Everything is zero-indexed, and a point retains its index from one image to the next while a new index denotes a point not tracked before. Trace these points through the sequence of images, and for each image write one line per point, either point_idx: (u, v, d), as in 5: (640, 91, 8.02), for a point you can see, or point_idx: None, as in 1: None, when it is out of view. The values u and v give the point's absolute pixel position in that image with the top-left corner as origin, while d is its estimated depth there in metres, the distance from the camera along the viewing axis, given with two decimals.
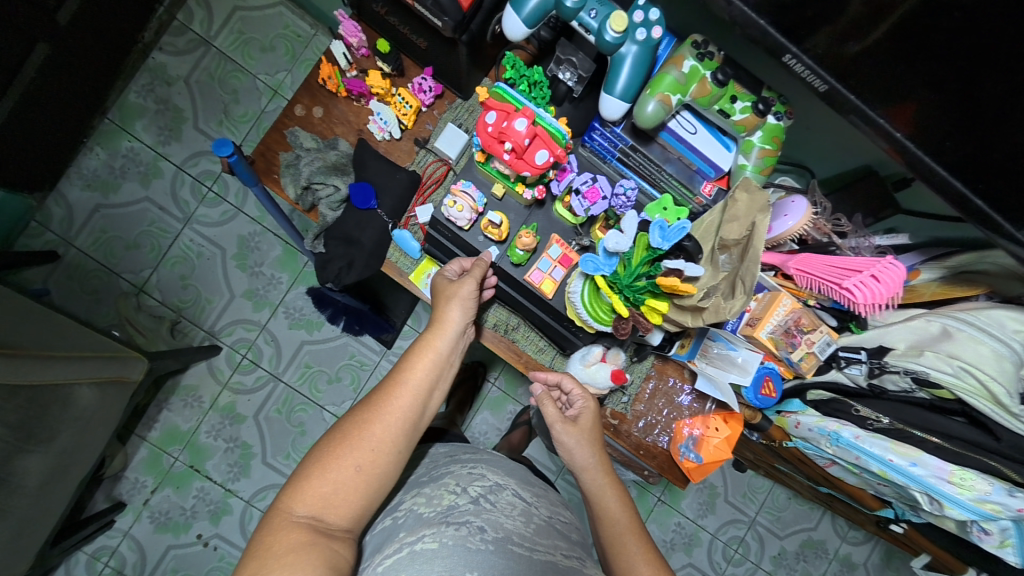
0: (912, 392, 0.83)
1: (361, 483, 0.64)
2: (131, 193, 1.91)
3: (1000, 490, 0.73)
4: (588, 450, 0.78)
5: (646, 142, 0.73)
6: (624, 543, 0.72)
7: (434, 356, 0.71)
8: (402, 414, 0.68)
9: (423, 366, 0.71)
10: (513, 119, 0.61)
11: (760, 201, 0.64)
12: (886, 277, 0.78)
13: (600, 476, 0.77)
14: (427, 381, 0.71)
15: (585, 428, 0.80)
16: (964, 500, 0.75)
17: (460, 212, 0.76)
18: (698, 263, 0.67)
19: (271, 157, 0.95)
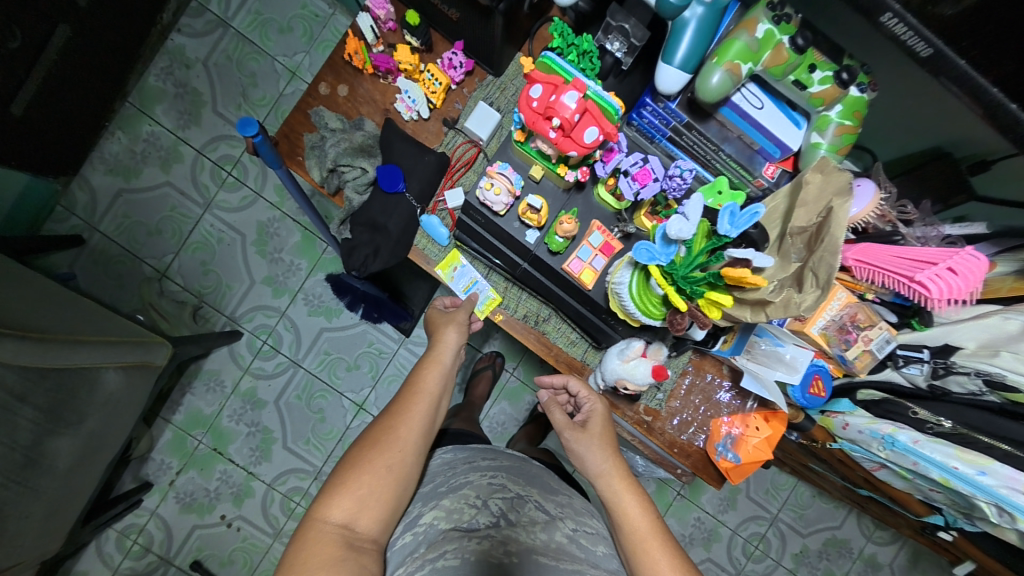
0: (982, 395, 0.76)
1: (390, 487, 0.64)
2: (152, 178, 1.90)
3: None
4: (602, 454, 0.77)
5: (703, 119, 0.70)
6: (647, 551, 0.69)
7: (440, 367, 0.75)
8: (417, 418, 0.70)
9: (434, 374, 0.73)
10: (563, 91, 0.56)
11: (835, 182, 0.58)
12: (963, 270, 0.70)
13: (615, 481, 0.75)
14: (440, 387, 0.73)
15: (597, 433, 0.80)
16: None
17: (495, 195, 0.70)
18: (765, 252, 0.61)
19: (295, 138, 0.91)
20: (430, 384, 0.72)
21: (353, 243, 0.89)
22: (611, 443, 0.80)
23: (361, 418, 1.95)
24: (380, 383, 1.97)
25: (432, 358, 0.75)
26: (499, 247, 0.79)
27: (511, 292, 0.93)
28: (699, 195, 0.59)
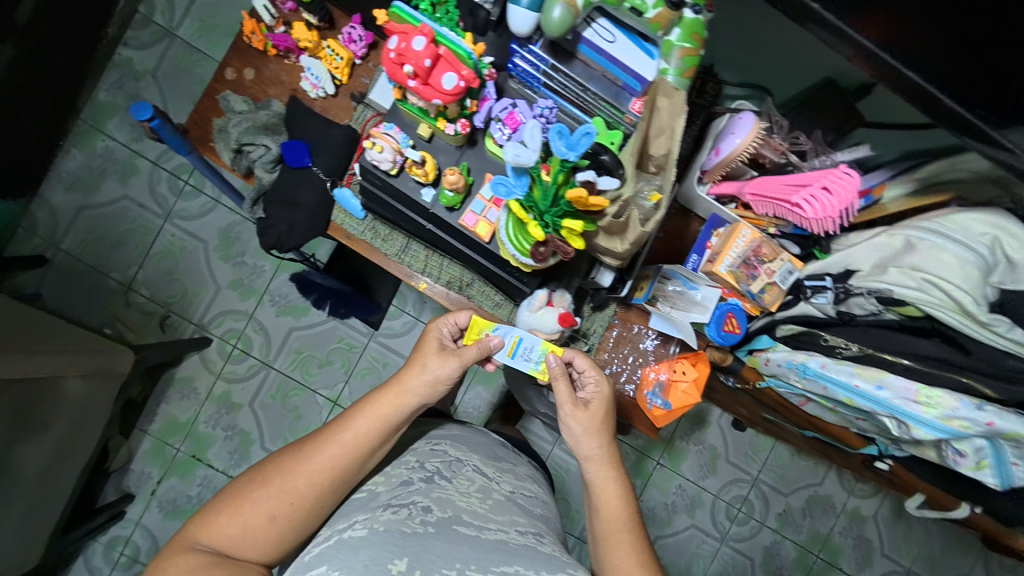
0: (881, 315, 0.78)
1: (276, 527, 0.67)
2: (111, 191, 1.91)
3: (966, 403, 0.66)
4: (595, 439, 0.75)
5: (566, 60, 0.68)
6: (613, 536, 0.72)
7: (379, 425, 0.72)
8: (356, 446, 0.70)
9: (390, 410, 0.72)
10: (410, 37, 0.57)
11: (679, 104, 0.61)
12: (837, 188, 0.73)
13: (602, 467, 0.75)
14: (365, 452, 0.71)
15: (596, 415, 0.76)
16: (930, 419, 0.68)
17: (379, 154, 0.71)
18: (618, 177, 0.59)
19: (205, 125, 0.93)
20: (356, 444, 0.70)
21: (268, 220, 0.90)
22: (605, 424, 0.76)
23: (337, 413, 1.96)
24: (352, 376, 1.98)
25: (375, 411, 0.71)
26: (402, 209, 0.80)
27: (433, 260, 0.95)
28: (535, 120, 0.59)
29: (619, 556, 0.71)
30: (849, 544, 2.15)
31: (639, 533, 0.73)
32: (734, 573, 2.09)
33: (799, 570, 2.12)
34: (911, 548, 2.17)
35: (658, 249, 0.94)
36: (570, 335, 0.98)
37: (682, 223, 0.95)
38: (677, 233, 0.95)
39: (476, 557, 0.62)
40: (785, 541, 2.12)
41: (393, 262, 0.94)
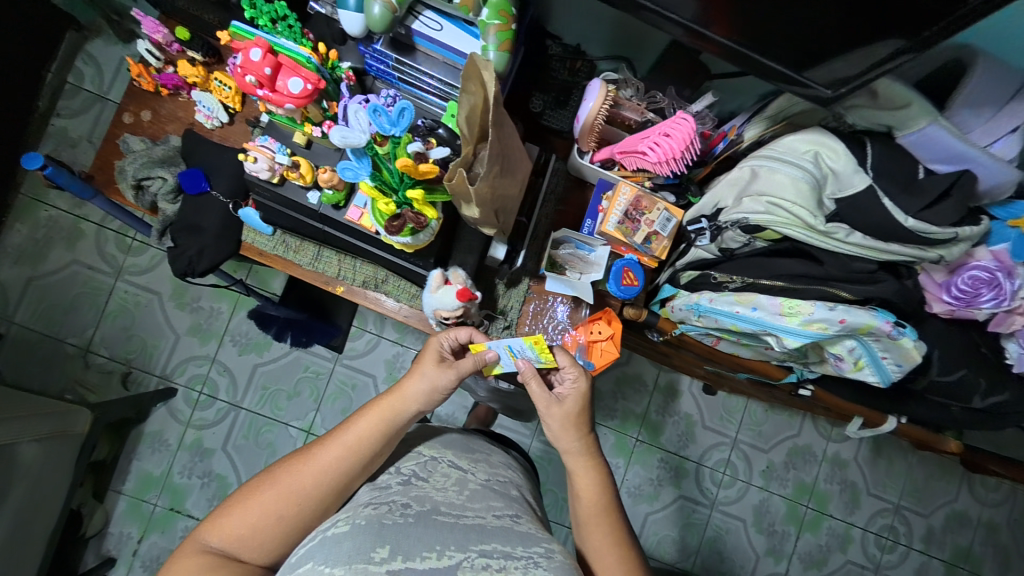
0: (753, 244, 0.83)
1: (277, 528, 0.67)
2: (59, 260, 1.86)
3: (819, 305, 0.74)
4: (570, 434, 0.81)
5: (409, 53, 0.71)
6: (592, 519, 0.77)
7: (382, 426, 0.74)
8: (361, 449, 0.72)
9: (389, 414, 0.75)
10: (246, 50, 0.63)
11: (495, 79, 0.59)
12: (675, 132, 0.82)
13: (578, 459, 0.80)
14: (368, 454, 0.73)
15: (570, 410, 0.82)
16: (794, 328, 0.75)
17: (255, 166, 0.76)
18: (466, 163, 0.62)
19: (110, 169, 0.97)
20: (358, 445, 0.72)
21: (178, 247, 0.94)
22: (580, 415, 0.83)
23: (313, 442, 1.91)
24: (323, 404, 1.93)
25: (377, 413, 0.74)
26: (293, 216, 0.84)
27: (347, 262, 0.98)
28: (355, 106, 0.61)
29: (596, 536, 0.76)
30: (834, 489, 2.18)
31: (612, 508, 0.78)
32: (727, 537, 2.11)
33: (791, 522, 2.15)
34: (895, 483, 2.21)
35: (558, 219, 1.00)
36: (487, 313, 0.99)
37: (579, 194, 1.01)
38: (580, 205, 1.01)
39: (455, 538, 0.62)
40: (773, 497, 2.14)
41: (309, 271, 0.98)
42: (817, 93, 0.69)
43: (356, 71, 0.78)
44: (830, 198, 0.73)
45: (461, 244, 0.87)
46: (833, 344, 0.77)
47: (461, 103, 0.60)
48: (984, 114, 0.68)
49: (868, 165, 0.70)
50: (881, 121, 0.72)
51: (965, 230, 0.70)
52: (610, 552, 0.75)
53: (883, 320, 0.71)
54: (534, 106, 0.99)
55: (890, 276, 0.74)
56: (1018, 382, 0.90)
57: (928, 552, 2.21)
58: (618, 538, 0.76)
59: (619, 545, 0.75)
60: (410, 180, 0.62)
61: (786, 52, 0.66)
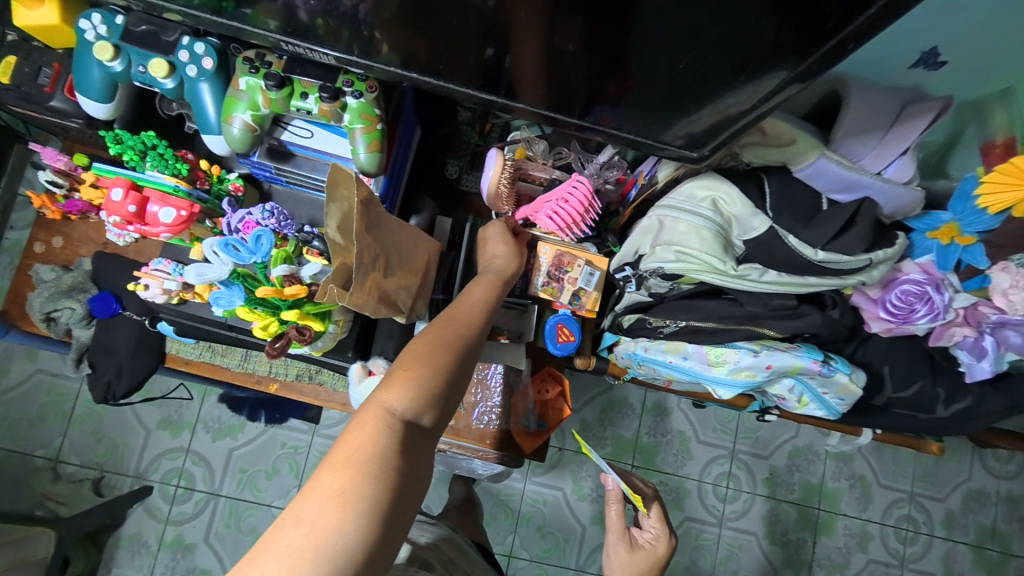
0: (678, 287, 0.80)
1: (385, 460, 0.50)
2: (19, 371, 1.68)
3: (743, 353, 0.71)
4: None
5: (288, 159, 0.69)
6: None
7: (468, 321, 0.65)
8: (458, 345, 0.62)
9: (468, 313, 0.66)
10: (108, 191, 0.63)
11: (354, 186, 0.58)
12: (573, 194, 0.80)
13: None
14: (468, 345, 0.63)
15: (640, 557, 0.92)
16: (724, 377, 0.74)
17: (148, 293, 0.74)
18: (339, 271, 0.59)
19: (22, 301, 0.94)
20: (449, 343, 0.61)
21: (96, 370, 0.92)
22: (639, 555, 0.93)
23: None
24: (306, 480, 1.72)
25: (455, 313, 0.66)
26: (204, 328, 0.81)
27: (277, 359, 0.95)
28: (210, 239, 0.62)
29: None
30: (844, 486, 2.10)
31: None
32: (741, 553, 2.03)
33: (804, 528, 2.07)
34: (905, 470, 2.13)
35: None
36: None
37: None
38: None
39: None
40: (782, 504, 2.06)
41: (239, 372, 0.96)
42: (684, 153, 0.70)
43: (246, 176, 0.75)
44: (739, 240, 0.70)
45: (381, 330, 0.84)
46: (771, 385, 0.74)
47: (326, 214, 0.58)
48: (871, 143, 0.65)
49: (767, 207, 0.67)
50: (772, 159, 0.68)
51: (877, 254, 0.66)
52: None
53: (810, 360, 0.69)
54: (450, 171, 0.97)
55: (813, 309, 0.71)
56: (979, 384, 0.86)
57: (951, 538, 2.13)
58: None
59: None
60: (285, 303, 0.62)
61: (649, 121, 0.68)
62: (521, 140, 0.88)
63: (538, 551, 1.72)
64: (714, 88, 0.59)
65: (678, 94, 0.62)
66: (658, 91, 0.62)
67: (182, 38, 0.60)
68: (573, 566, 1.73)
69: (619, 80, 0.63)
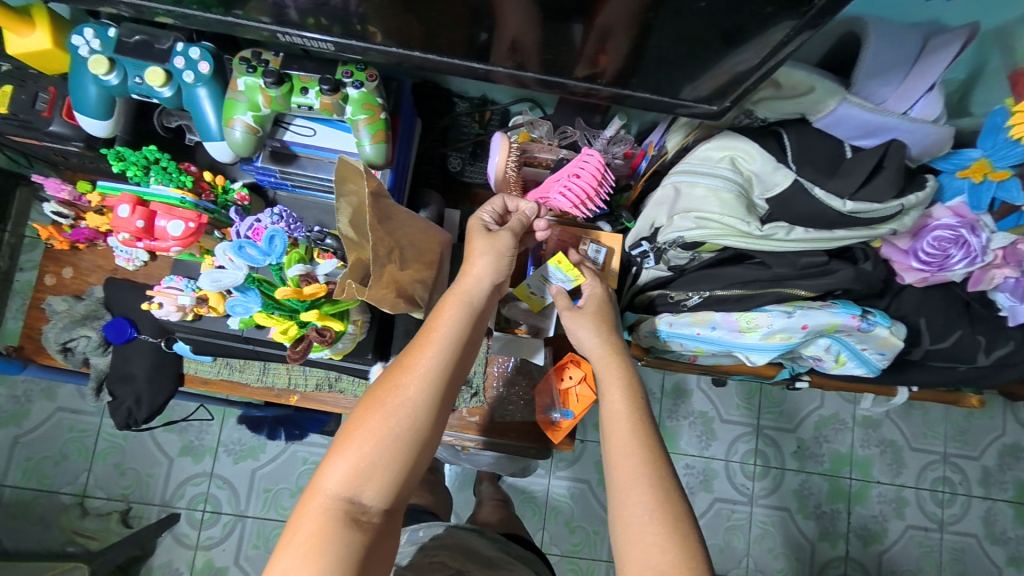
0: (699, 257, 0.77)
1: (328, 537, 0.53)
2: (41, 411, 1.68)
3: (775, 314, 0.70)
4: (593, 336, 0.71)
5: (291, 161, 0.67)
6: (613, 423, 0.64)
7: (420, 372, 0.61)
8: (403, 409, 0.59)
9: (419, 363, 0.61)
10: (114, 208, 0.61)
11: (354, 178, 0.57)
12: (583, 170, 0.78)
13: (596, 343, 0.71)
14: (417, 402, 0.59)
15: (592, 313, 0.73)
16: (757, 342, 0.72)
17: (161, 311, 0.72)
18: (353, 268, 0.57)
19: (37, 335, 0.93)
20: (395, 402, 0.59)
21: (115, 398, 0.91)
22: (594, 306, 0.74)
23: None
24: None
25: (407, 363, 0.61)
26: (219, 343, 0.80)
27: (295, 370, 0.94)
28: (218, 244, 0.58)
29: (616, 437, 0.63)
30: (874, 453, 2.06)
31: (633, 399, 0.66)
32: (776, 530, 1.99)
33: (837, 500, 2.03)
34: (934, 432, 2.09)
35: None
36: None
37: None
38: None
39: None
40: (811, 477, 2.03)
41: (258, 387, 0.94)
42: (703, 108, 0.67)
43: (250, 186, 0.75)
44: (760, 200, 0.68)
45: (398, 330, 0.82)
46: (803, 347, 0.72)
47: (340, 210, 0.57)
48: (893, 82, 0.63)
49: (789, 160, 0.65)
50: (790, 111, 0.66)
51: (909, 199, 0.64)
52: (649, 477, 0.60)
53: (847, 315, 0.65)
54: (453, 164, 0.96)
55: (844, 264, 0.69)
56: (1017, 328, 0.84)
57: (989, 496, 2.09)
58: (652, 469, 0.60)
59: (642, 452, 0.62)
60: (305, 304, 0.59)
61: (663, 80, 0.64)
62: (523, 124, 0.88)
63: (570, 546, 1.70)
64: (718, 49, 0.57)
65: (685, 52, 0.59)
66: (670, 48, 0.59)
67: (178, 44, 0.60)
68: (607, 557, 1.71)
69: (618, 52, 0.60)
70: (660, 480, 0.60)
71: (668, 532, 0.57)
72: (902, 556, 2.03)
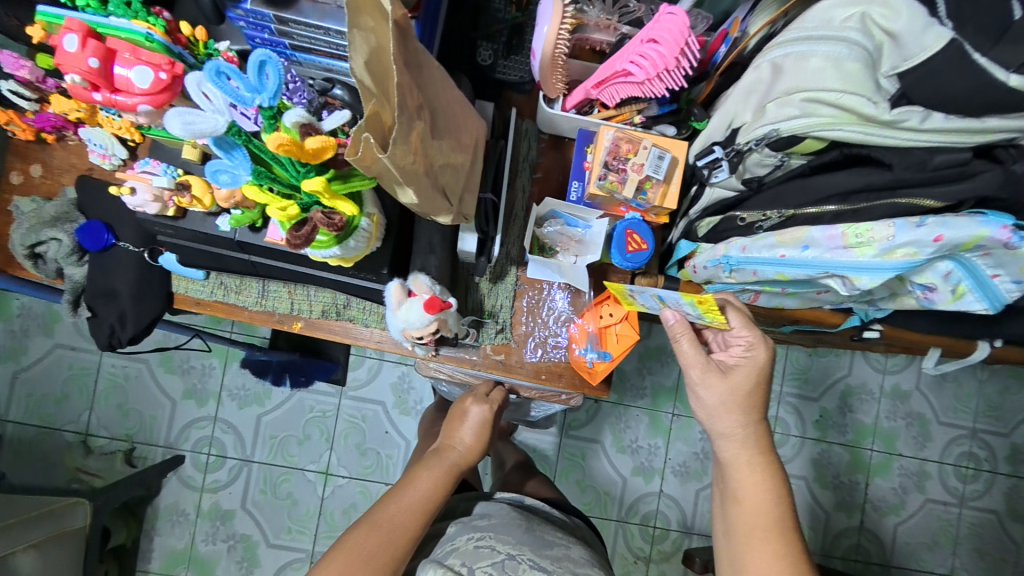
0: (786, 165, 0.64)
1: None
2: (39, 348, 1.61)
3: (902, 226, 0.53)
4: (733, 414, 0.68)
5: (289, 6, 0.53)
6: (755, 526, 0.64)
7: (445, 464, 0.80)
8: (433, 500, 0.75)
9: (443, 468, 0.78)
10: (59, 38, 0.45)
11: (372, 9, 0.42)
12: (661, 35, 0.62)
13: (738, 434, 0.68)
14: (438, 490, 0.76)
15: (741, 386, 0.67)
16: (871, 262, 0.56)
17: (134, 200, 0.59)
18: (365, 129, 0.43)
19: (8, 244, 0.82)
20: (421, 488, 0.75)
21: (97, 316, 0.80)
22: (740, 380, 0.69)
23: (333, 485, 1.63)
24: (338, 442, 1.64)
25: (436, 462, 0.79)
26: (212, 252, 0.68)
27: (300, 294, 0.82)
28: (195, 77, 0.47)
29: (757, 551, 0.63)
30: (900, 425, 1.97)
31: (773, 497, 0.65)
32: (794, 499, 1.94)
33: (857, 471, 1.95)
34: (966, 405, 1.99)
35: (534, 192, 0.84)
36: (474, 321, 0.83)
37: (556, 155, 0.85)
38: (555, 167, 0.85)
39: None
40: (834, 447, 1.94)
41: (259, 312, 0.84)
42: None
43: (241, 53, 0.62)
44: (886, 78, 0.53)
45: (419, 244, 0.70)
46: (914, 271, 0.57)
47: (353, 46, 0.42)
48: None
49: (943, 14, 0.47)
50: None
51: None
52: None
53: (998, 226, 0.50)
54: (483, 57, 0.80)
55: (990, 165, 0.54)
56: None
57: (1016, 475, 2.00)
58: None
59: (787, 567, 0.62)
60: (307, 168, 0.47)
61: None
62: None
63: (579, 505, 1.63)
64: None
65: None
66: None
67: None
68: (616, 517, 1.64)
69: None
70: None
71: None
72: (921, 530, 1.97)
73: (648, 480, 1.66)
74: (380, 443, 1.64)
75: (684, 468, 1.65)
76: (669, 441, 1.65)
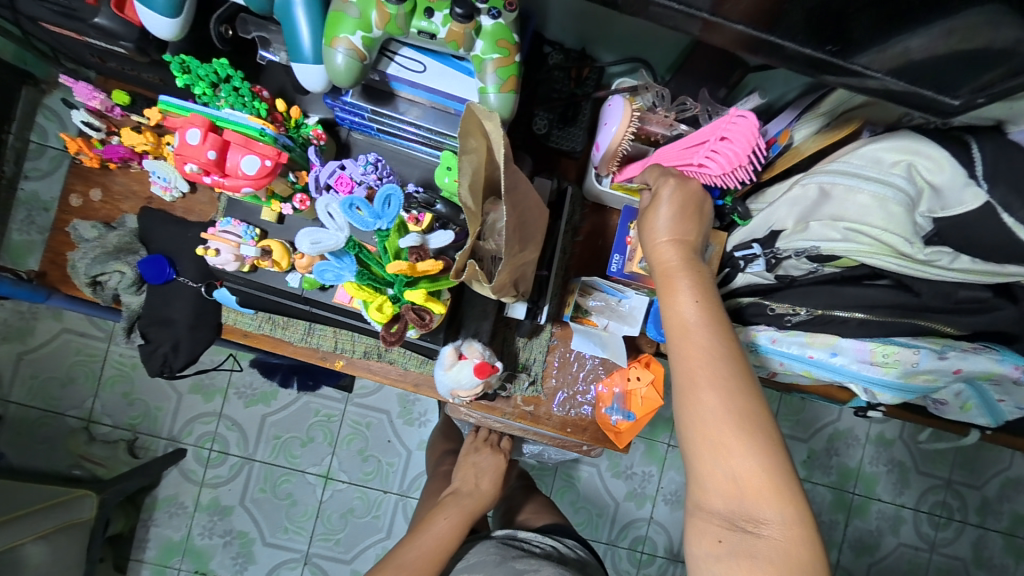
0: (819, 270, 0.69)
1: None
2: (48, 330, 1.51)
3: (925, 356, 0.65)
4: (674, 270, 0.61)
5: (387, 101, 0.57)
6: (700, 384, 0.56)
7: (456, 498, 0.94)
8: (451, 526, 0.88)
9: (455, 503, 0.93)
10: (182, 132, 0.51)
11: (474, 138, 0.47)
12: (733, 136, 0.66)
13: (675, 297, 0.60)
14: (456, 517, 0.90)
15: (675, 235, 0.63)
16: (892, 379, 0.67)
17: (218, 259, 0.63)
18: (468, 239, 0.49)
19: (62, 262, 0.83)
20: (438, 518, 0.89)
21: (150, 342, 0.83)
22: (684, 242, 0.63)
23: (333, 489, 1.58)
24: (341, 448, 1.58)
25: (449, 500, 0.94)
26: (274, 302, 0.71)
27: (344, 333, 0.86)
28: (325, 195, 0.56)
29: (722, 449, 0.54)
30: (882, 471, 2.05)
31: (735, 383, 0.55)
32: None
33: (838, 510, 2.02)
34: (943, 457, 2.08)
35: (575, 254, 0.87)
36: (509, 374, 0.87)
37: (597, 219, 0.88)
38: (596, 232, 0.88)
39: None
40: (817, 487, 2.02)
41: (302, 347, 0.86)
42: (885, 86, 0.51)
43: (325, 122, 0.66)
44: (923, 217, 0.58)
45: (472, 310, 0.77)
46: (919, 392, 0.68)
47: (462, 169, 0.48)
48: None
49: (980, 175, 0.53)
50: (988, 115, 0.55)
51: None
52: (767, 480, 0.53)
53: (1009, 366, 0.64)
54: (539, 127, 0.82)
55: (1006, 303, 0.62)
56: None
57: (984, 525, 2.10)
58: (772, 474, 0.53)
59: (772, 470, 0.53)
60: (409, 279, 0.55)
61: (858, 36, 0.47)
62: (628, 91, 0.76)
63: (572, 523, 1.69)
64: None
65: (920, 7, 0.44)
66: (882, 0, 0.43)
67: None
68: (606, 539, 1.70)
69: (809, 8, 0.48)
70: (778, 475, 0.53)
71: (794, 546, 0.52)
72: (890, 570, 2.06)
73: (640, 505, 1.71)
74: (382, 451, 1.59)
75: (674, 497, 1.71)
76: (662, 469, 1.71)
